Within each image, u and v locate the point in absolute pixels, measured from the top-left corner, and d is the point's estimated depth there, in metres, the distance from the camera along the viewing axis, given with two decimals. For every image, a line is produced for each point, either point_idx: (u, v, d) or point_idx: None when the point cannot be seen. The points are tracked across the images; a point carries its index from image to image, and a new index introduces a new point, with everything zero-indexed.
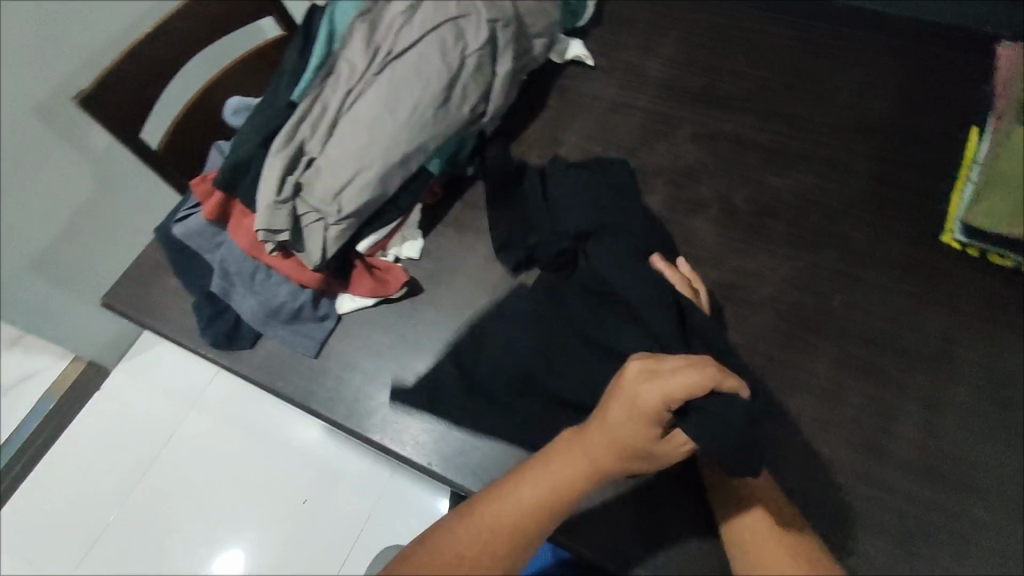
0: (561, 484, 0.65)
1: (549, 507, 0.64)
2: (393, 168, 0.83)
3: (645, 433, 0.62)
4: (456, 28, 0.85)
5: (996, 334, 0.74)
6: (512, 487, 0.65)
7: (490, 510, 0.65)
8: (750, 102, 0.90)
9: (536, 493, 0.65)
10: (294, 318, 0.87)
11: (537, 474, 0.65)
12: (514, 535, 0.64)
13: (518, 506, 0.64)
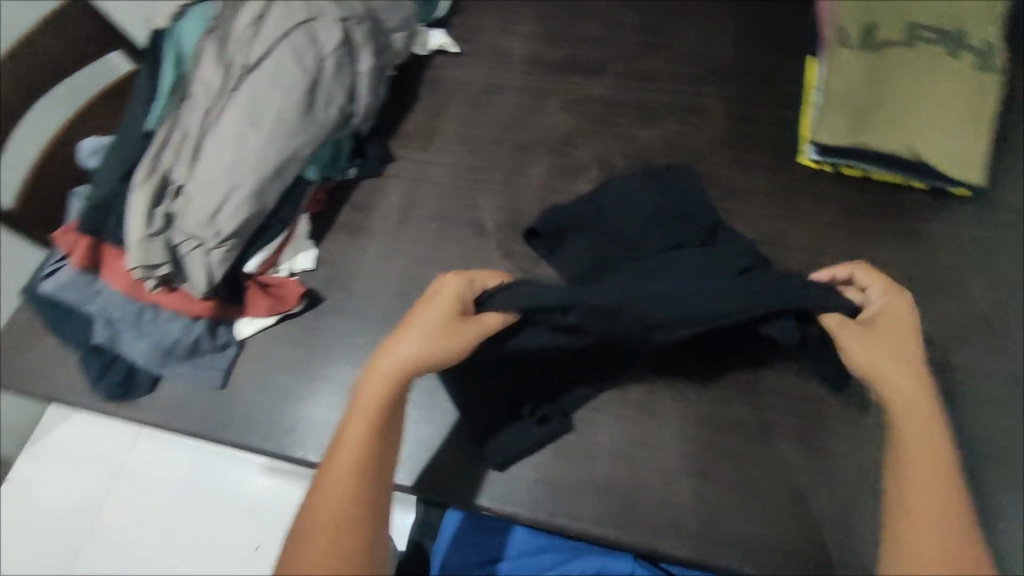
0: (378, 411, 0.56)
1: (379, 442, 0.56)
2: (267, 181, 0.73)
3: (446, 323, 0.58)
4: (307, 31, 0.78)
5: (866, 236, 0.75)
6: (336, 441, 0.56)
7: (330, 473, 0.54)
8: (610, 63, 0.90)
9: (361, 434, 0.55)
10: (190, 352, 0.74)
11: (354, 417, 0.56)
12: (362, 487, 0.54)
13: (353, 454, 0.55)
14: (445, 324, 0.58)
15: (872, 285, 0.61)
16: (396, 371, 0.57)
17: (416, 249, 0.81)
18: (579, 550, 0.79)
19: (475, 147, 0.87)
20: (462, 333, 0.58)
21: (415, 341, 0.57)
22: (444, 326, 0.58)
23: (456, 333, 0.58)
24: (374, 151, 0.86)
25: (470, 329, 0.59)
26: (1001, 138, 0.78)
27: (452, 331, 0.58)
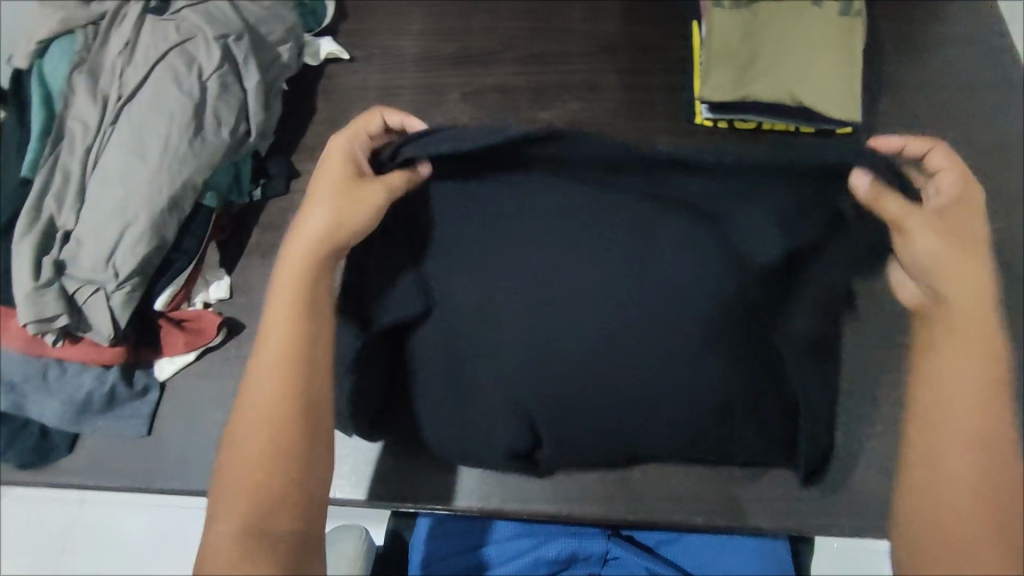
0: (300, 301, 0.54)
1: (303, 338, 0.53)
2: (164, 213, 0.70)
3: (343, 190, 0.56)
4: (184, 54, 0.75)
5: None
6: (263, 339, 0.54)
7: (251, 392, 0.52)
8: (503, 51, 0.91)
9: (286, 329, 0.53)
10: (108, 403, 0.70)
11: (277, 314, 0.54)
12: (293, 385, 0.52)
13: (282, 350, 0.53)
14: (339, 190, 0.56)
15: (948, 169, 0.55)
16: (313, 254, 0.56)
17: None
18: (551, 533, 0.71)
19: None
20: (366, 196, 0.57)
21: (315, 221, 0.56)
22: (341, 193, 0.56)
23: (353, 197, 0.56)
24: (276, 167, 0.83)
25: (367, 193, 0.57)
26: (877, 73, 0.81)
27: (346, 200, 0.56)
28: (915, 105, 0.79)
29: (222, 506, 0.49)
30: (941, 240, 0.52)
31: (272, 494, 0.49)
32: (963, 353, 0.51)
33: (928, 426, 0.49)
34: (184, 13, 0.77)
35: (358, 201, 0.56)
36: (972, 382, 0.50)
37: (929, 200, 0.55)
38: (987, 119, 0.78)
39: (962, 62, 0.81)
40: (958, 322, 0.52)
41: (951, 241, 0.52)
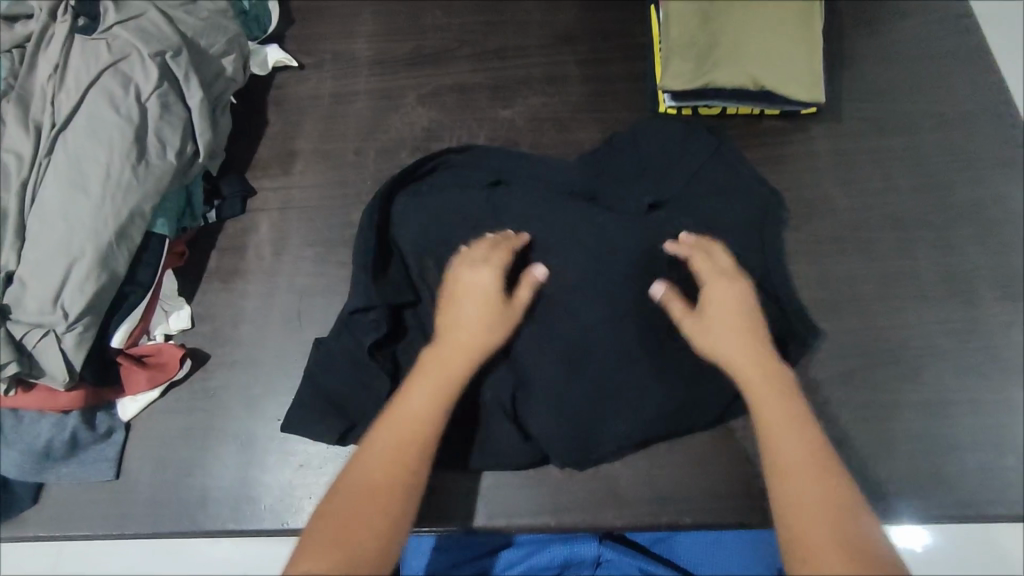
0: (447, 385, 0.58)
1: (439, 418, 0.57)
2: (111, 245, 0.66)
3: (495, 303, 0.63)
4: (119, 74, 0.71)
5: None
6: (401, 403, 0.57)
7: (377, 449, 0.54)
8: (458, 49, 0.88)
9: (428, 404, 0.57)
10: (71, 450, 0.67)
11: (423, 387, 0.58)
12: (417, 454, 0.55)
13: (419, 419, 0.56)
14: (488, 300, 0.63)
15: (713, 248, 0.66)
16: (464, 351, 0.61)
17: (296, 283, 0.76)
18: (540, 543, 0.71)
19: (338, 162, 0.83)
20: (512, 317, 0.63)
21: (465, 321, 0.62)
22: (493, 305, 0.63)
23: (501, 313, 0.63)
24: (229, 187, 0.80)
25: (512, 314, 0.63)
26: (839, 50, 0.80)
27: (498, 316, 0.62)
28: (878, 81, 0.78)
29: (317, 543, 0.49)
30: (738, 319, 0.61)
31: (372, 552, 0.49)
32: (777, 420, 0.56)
33: (779, 496, 0.52)
34: (116, 30, 0.72)
35: (505, 320, 0.63)
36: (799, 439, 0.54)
37: (708, 298, 0.63)
38: (951, 90, 0.77)
39: (922, 33, 0.80)
40: (752, 394, 0.58)
41: (741, 312, 0.62)
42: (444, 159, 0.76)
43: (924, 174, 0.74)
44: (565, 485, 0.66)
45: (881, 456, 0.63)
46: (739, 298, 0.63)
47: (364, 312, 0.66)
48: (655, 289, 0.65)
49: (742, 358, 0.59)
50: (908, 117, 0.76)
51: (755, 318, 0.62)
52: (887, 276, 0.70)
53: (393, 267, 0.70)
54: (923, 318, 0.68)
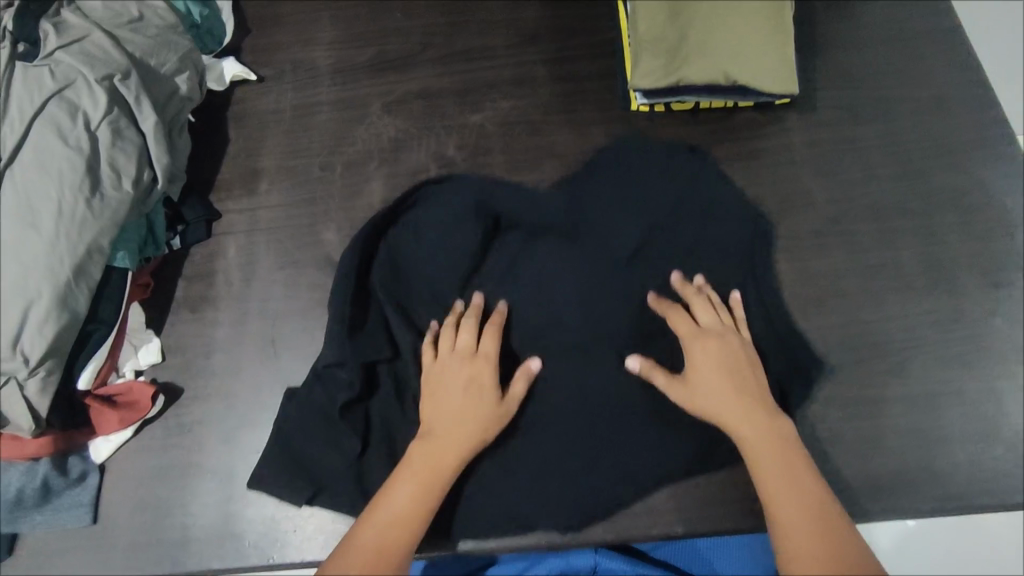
0: (432, 480, 0.59)
1: (424, 516, 0.57)
2: (69, 284, 0.63)
3: (484, 395, 0.63)
4: (65, 101, 0.67)
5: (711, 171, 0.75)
6: (386, 496, 0.58)
7: (367, 537, 0.55)
8: (421, 53, 0.85)
9: (413, 501, 0.58)
10: (44, 497, 0.65)
11: (409, 480, 0.59)
12: (403, 549, 0.55)
13: (404, 515, 0.57)
14: (476, 390, 0.64)
15: (696, 304, 0.67)
16: (455, 441, 0.61)
17: (267, 307, 0.74)
18: (534, 557, 0.71)
19: (304, 178, 0.80)
20: (502, 410, 0.64)
21: (452, 404, 0.63)
22: (483, 397, 0.63)
23: (490, 405, 0.63)
24: (192, 211, 0.77)
25: (506, 405, 0.64)
26: (811, 36, 0.78)
27: (487, 409, 0.63)
28: (852, 66, 0.77)
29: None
30: (719, 381, 0.62)
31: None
32: (775, 478, 0.57)
33: (789, 556, 0.53)
34: (58, 54, 0.68)
35: (495, 413, 0.63)
36: (800, 497, 0.55)
37: (693, 360, 0.64)
38: (924, 73, 0.76)
39: (893, 15, 0.78)
40: (749, 450, 0.59)
41: (725, 373, 0.62)
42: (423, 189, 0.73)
43: (901, 161, 0.73)
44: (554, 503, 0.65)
45: (868, 453, 0.63)
46: (721, 360, 0.63)
47: (336, 367, 0.66)
48: (632, 360, 0.65)
49: (729, 418, 0.60)
50: (883, 102, 0.75)
51: (743, 374, 0.63)
52: (868, 268, 0.69)
53: (372, 309, 0.69)
54: (905, 309, 0.67)
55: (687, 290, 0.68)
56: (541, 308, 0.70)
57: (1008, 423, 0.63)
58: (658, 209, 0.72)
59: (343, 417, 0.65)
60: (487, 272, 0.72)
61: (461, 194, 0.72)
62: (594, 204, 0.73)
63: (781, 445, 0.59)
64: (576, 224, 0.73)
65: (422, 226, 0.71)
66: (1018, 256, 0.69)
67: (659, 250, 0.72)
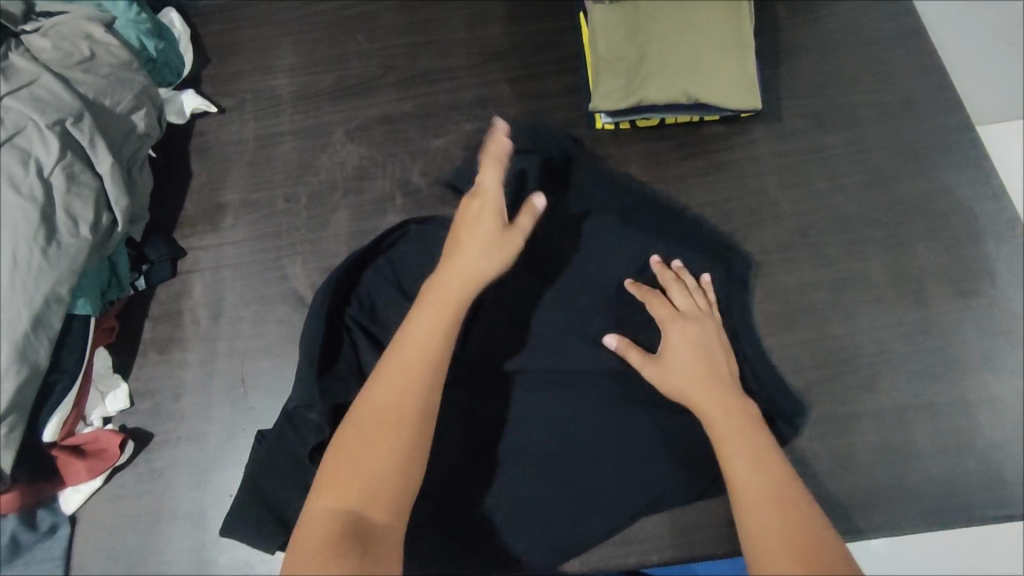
0: (451, 312, 0.56)
1: (444, 352, 0.54)
2: (27, 336, 0.62)
3: (492, 223, 0.60)
4: (15, 149, 0.65)
5: (678, 187, 0.74)
6: (404, 335, 0.55)
7: (380, 379, 0.53)
8: (383, 77, 0.84)
9: (432, 333, 0.54)
10: (15, 552, 0.64)
11: (429, 316, 0.56)
12: (421, 385, 0.52)
13: (422, 347, 0.54)
14: (486, 220, 0.60)
15: (672, 285, 0.66)
16: (466, 271, 0.57)
17: (235, 346, 0.73)
18: None
19: (268, 211, 0.79)
20: (514, 241, 0.60)
21: (468, 241, 0.59)
22: (491, 225, 0.60)
23: (501, 233, 0.60)
24: (155, 251, 0.76)
25: (512, 231, 0.60)
26: (774, 45, 0.77)
27: (499, 237, 0.59)
28: (817, 74, 0.76)
29: (330, 483, 0.49)
30: (694, 359, 0.60)
31: (386, 486, 0.49)
32: (743, 466, 0.53)
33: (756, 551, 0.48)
34: (5, 100, 0.66)
35: (507, 240, 0.60)
36: (765, 482, 0.51)
37: (670, 340, 0.62)
38: (888, 78, 0.75)
39: (855, 20, 0.78)
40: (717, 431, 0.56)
41: (700, 354, 0.61)
42: (406, 229, 0.74)
43: (868, 170, 0.72)
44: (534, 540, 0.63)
45: (839, 472, 0.63)
46: (699, 338, 0.62)
47: (305, 409, 0.64)
48: (613, 336, 0.64)
49: (703, 395, 0.58)
50: (848, 110, 0.74)
51: (717, 358, 0.61)
52: (838, 282, 0.68)
53: (344, 351, 0.68)
54: (874, 321, 0.67)
55: (664, 276, 0.67)
56: (511, 337, 0.69)
57: (979, 435, 0.63)
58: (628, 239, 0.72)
59: (311, 461, 0.63)
60: None
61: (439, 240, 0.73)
62: (567, 236, 0.72)
63: (748, 427, 0.56)
64: (555, 260, 0.72)
65: (407, 280, 0.72)
66: (984, 261, 0.68)
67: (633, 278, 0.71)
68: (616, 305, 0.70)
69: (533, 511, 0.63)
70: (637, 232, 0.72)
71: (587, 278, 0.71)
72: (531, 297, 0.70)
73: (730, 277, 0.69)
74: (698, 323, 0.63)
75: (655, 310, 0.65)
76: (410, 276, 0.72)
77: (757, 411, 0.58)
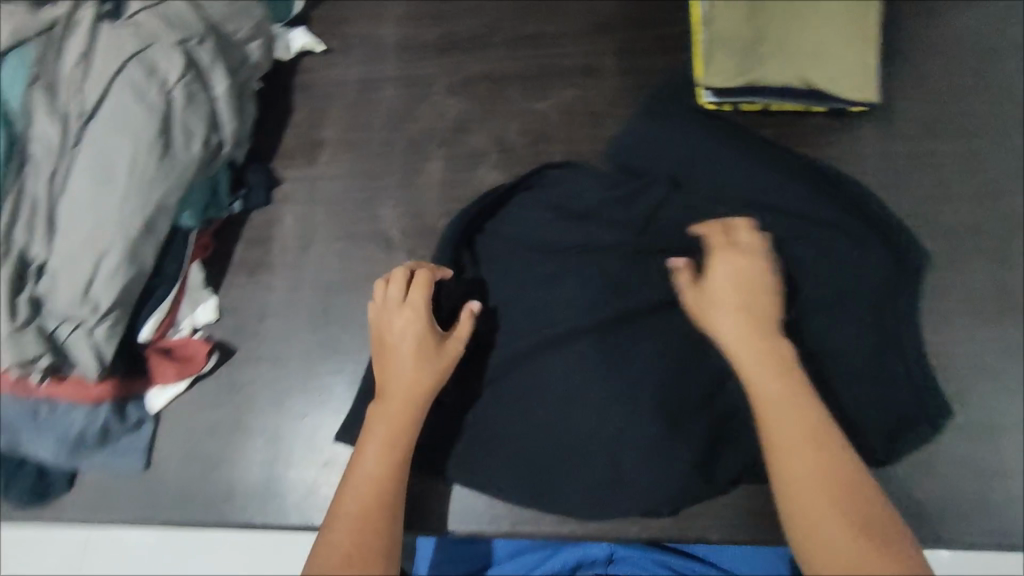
0: (401, 434, 0.61)
1: (397, 480, 0.59)
2: (139, 240, 0.66)
3: (426, 342, 0.64)
4: (144, 62, 0.68)
5: (794, 168, 0.72)
6: (356, 465, 0.59)
7: (342, 514, 0.56)
8: (489, 35, 0.84)
9: (383, 464, 0.59)
10: (102, 439, 0.68)
11: (373, 442, 0.60)
12: (382, 521, 0.56)
13: (375, 477, 0.58)
14: (415, 338, 0.64)
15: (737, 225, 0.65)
16: (404, 395, 0.62)
17: (322, 277, 0.76)
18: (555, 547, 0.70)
19: (365, 153, 0.81)
20: (451, 351, 0.65)
21: (400, 364, 0.63)
22: (422, 342, 0.64)
23: (434, 353, 0.64)
24: (255, 177, 0.79)
25: (453, 344, 0.65)
26: (897, 40, 0.75)
27: (433, 356, 0.64)
28: (938, 77, 0.73)
29: None
30: (739, 299, 0.61)
31: None
32: (787, 422, 0.54)
33: (794, 508, 0.51)
34: (140, 15, 0.70)
35: (442, 359, 0.64)
36: (808, 437, 0.53)
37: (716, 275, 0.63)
38: (1016, 89, 0.72)
39: (990, 23, 0.74)
40: (756, 380, 0.57)
41: (746, 294, 0.61)
42: (542, 172, 0.76)
43: (980, 182, 0.70)
44: (596, 497, 0.66)
45: (899, 479, 0.64)
46: (745, 280, 0.62)
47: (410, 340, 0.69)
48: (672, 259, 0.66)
49: (743, 344, 0.59)
50: (966, 118, 0.72)
51: (762, 296, 0.61)
52: (928, 291, 0.68)
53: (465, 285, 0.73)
54: (960, 334, 0.66)
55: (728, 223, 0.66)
56: (595, 301, 0.70)
57: None
58: (792, 211, 0.70)
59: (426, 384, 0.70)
60: (540, 268, 0.73)
61: (567, 188, 0.75)
62: (681, 204, 0.72)
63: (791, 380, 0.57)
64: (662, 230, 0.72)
65: (501, 235, 0.75)
66: None
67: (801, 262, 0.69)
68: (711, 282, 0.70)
69: (600, 471, 0.66)
70: (787, 199, 0.71)
71: (689, 252, 0.71)
72: (627, 264, 0.71)
73: (863, 263, 0.68)
74: (747, 262, 0.63)
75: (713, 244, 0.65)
76: (521, 226, 0.75)
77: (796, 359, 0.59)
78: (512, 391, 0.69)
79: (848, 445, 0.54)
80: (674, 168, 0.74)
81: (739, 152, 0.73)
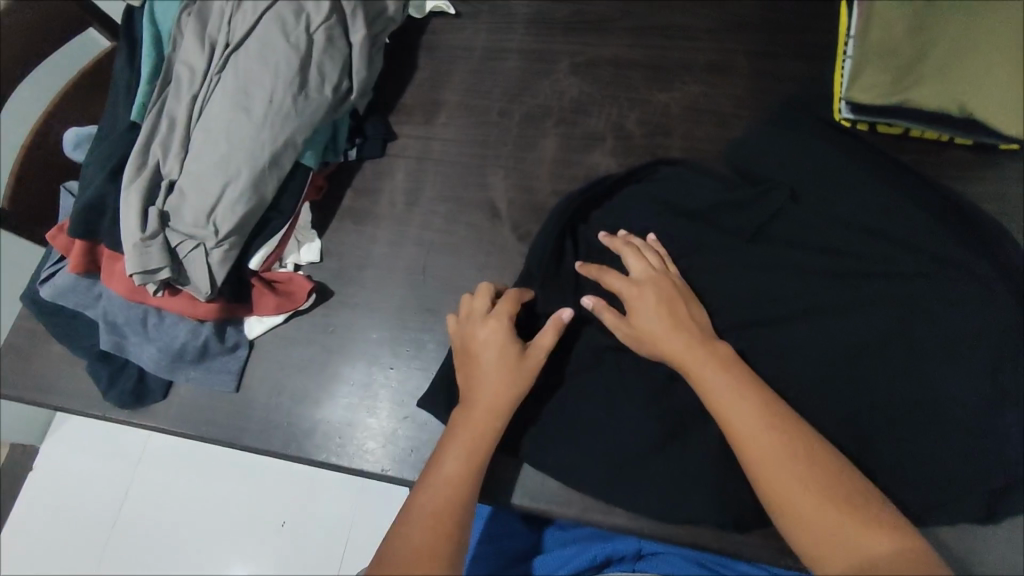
0: (478, 439, 0.60)
1: (473, 479, 0.59)
2: (264, 171, 0.67)
3: (507, 353, 0.63)
4: (293, 3, 0.71)
5: (932, 200, 0.69)
6: (434, 467, 0.59)
7: (412, 514, 0.56)
8: (621, 19, 0.83)
9: (461, 464, 0.59)
10: (201, 356, 0.71)
11: (447, 448, 0.60)
12: (456, 516, 0.56)
13: (452, 481, 0.58)
14: (500, 348, 0.63)
15: (628, 252, 0.68)
16: (487, 404, 0.62)
17: (425, 236, 0.76)
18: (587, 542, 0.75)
19: (482, 120, 0.81)
20: (533, 361, 0.63)
21: (484, 372, 0.63)
22: (506, 352, 0.63)
23: (517, 362, 0.63)
24: (373, 128, 0.80)
25: (536, 353, 0.64)
26: None
27: (515, 368, 0.63)
28: None
29: None
30: (662, 319, 0.63)
31: None
32: (741, 420, 0.57)
33: (776, 502, 0.54)
34: None
35: (524, 370, 0.63)
36: (769, 431, 0.56)
37: (632, 303, 0.65)
38: None
39: None
40: (702, 388, 0.59)
41: (664, 311, 0.64)
42: (655, 168, 0.76)
43: None
44: (677, 504, 0.63)
45: (984, 537, 0.63)
46: (661, 298, 0.65)
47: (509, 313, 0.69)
48: (586, 300, 0.67)
49: (679, 354, 0.61)
50: None
51: (680, 308, 0.64)
52: None
53: (567, 262, 0.71)
54: None
55: (617, 245, 0.69)
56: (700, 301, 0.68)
57: None
58: (929, 247, 0.66)
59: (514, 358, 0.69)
60: None
61: (683, 184, 0.73)
62: (805, 218, 0.69)
63: (732, 373, 0.59)
64: (784, 240, 0.69)
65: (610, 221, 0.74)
66: None
67: (926, 304, 0.64)
68: (830, 301, 0.66)
69: (685, 478, 0.63)
70: (920, 229, 0.67)
71: (810, 267, 0.67)
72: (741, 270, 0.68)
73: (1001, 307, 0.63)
74: (651, 280, 0.66)
75: (604, 276, 0.68)
76: (632, 216, 0.73)
77: (733, 352, 0.62)
78: (601, 379, 0.68)
79: (794, 419, 0.57)
80: (795, 181, 0.71)
81: (863, 181, 0.69)
